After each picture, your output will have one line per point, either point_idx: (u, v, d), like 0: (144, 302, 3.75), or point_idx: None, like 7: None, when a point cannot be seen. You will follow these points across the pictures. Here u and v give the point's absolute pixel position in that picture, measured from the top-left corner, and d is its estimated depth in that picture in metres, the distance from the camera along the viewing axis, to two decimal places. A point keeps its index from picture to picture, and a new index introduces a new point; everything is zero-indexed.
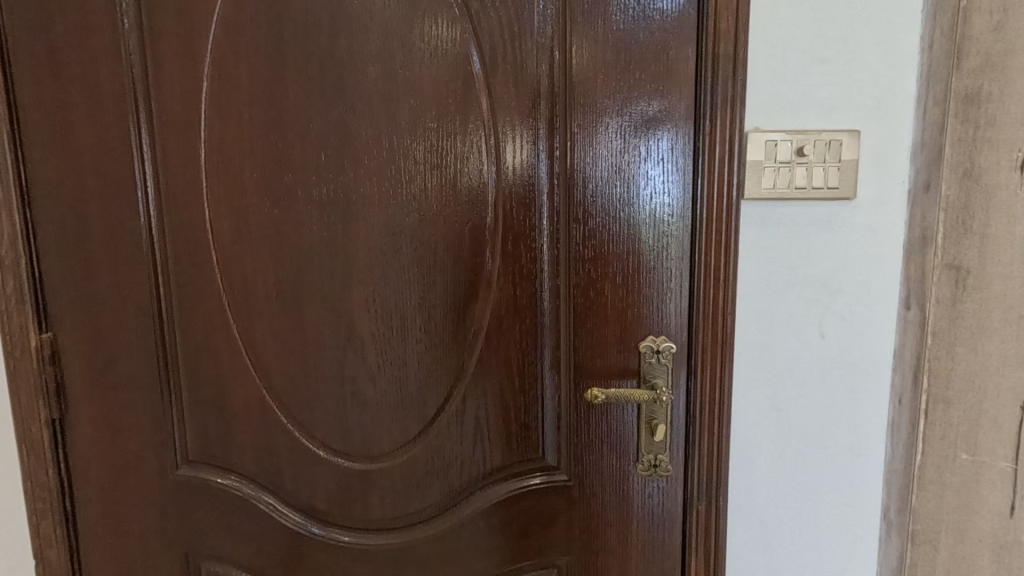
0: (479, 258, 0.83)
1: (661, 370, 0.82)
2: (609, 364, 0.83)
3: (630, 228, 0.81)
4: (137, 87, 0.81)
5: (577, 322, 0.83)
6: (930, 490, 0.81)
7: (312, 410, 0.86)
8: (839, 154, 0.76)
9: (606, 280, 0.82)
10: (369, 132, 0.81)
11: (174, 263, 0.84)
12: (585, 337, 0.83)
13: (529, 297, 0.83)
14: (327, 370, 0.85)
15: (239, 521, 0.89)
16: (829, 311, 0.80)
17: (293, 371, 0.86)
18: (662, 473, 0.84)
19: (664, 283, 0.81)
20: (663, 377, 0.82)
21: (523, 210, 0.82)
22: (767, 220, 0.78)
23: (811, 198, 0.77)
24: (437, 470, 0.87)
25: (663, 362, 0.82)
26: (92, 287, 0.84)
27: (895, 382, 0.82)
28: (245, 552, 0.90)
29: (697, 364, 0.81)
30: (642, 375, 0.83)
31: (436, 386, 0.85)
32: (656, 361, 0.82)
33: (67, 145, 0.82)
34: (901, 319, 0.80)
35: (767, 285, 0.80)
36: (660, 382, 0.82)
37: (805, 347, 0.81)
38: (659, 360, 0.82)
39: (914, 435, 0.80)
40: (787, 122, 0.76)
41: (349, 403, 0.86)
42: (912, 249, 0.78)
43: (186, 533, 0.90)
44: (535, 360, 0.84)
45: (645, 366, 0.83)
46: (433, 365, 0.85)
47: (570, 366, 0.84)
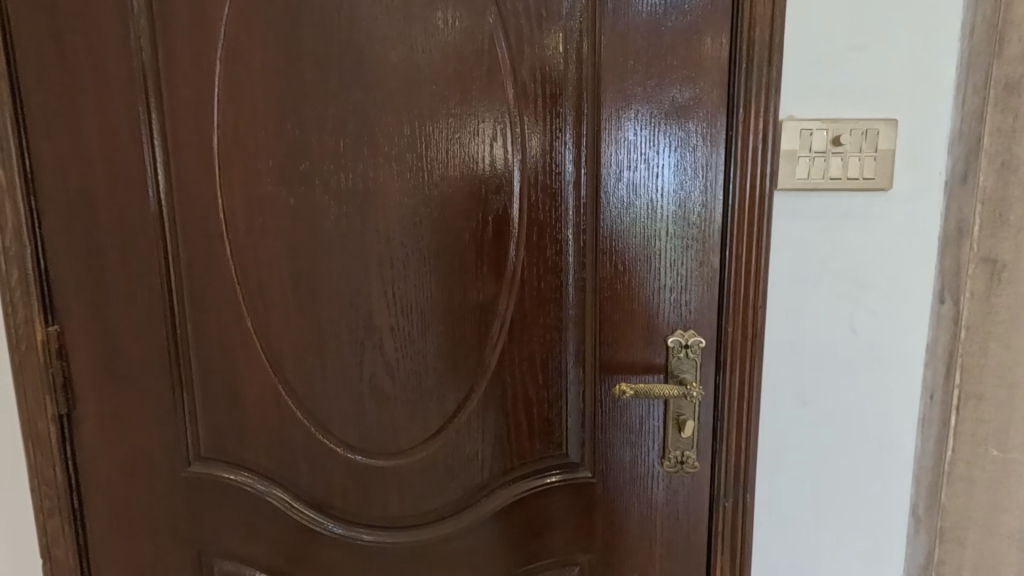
0: (503, 248, 0.81)
1: (689, 365, 0.81)
2: (635, 357, 0.82)
3: (658, 219, 0.79)
4: (147, 74, 0.79)
5: (602, 314, 0.82)
6: (959, 486, 0.79)
7: (329, 404, 0.85)
8: (875, 144, 0.74)
9: (633, 272, 0.80)
10: (389, 119, 0.79)
11: (190, 255, 0.83)
12: (610, 330, 0.82)
13: (553, 289, 0.82)
14: (347, 362, 0.84)
15: (255, 518, 0.88)
16: (860, 305, 0.79)
17: (311, 364, 0.84)
18: (688, 470, 0.83)
19: (692, 275, 0.80)
20: (691, 372, 0.81)
21: (547, 200, 0.80)
22: (799, 213, 0.77)
23: (844, 189, 0.75)
24: (458, 466, 0.86)
25: (691, 357, 0.81)
26: (105, 281, 0.83)
27: (926, 378, 0.80)
28: (262, 551, 0.89)
29: (725, 359, 0.80)
30: (670, 369, 0.82)
31: (457, 379, 0.84)
32: (684, 356, 0.81)
33: (75, 134, 0.81)
34: (935, 313, 0.79)
35: (799, 279, 0.78)
36: (688, 377, 0.81)
37: (835, 342, 0.80)
38: (688, 354, 0.81)
39: (945, 433, 0.79)
40: (822, 111, 0.75)
41: (368, 397, 0.85)
42: (947, 242, 0.76)
43: (197, 529, 0.89)
44: (559, 353, 0.83)
45: (674, 360, 0.81)
46: (454, 358, 0.83)
47: (596, 359, 0.83)
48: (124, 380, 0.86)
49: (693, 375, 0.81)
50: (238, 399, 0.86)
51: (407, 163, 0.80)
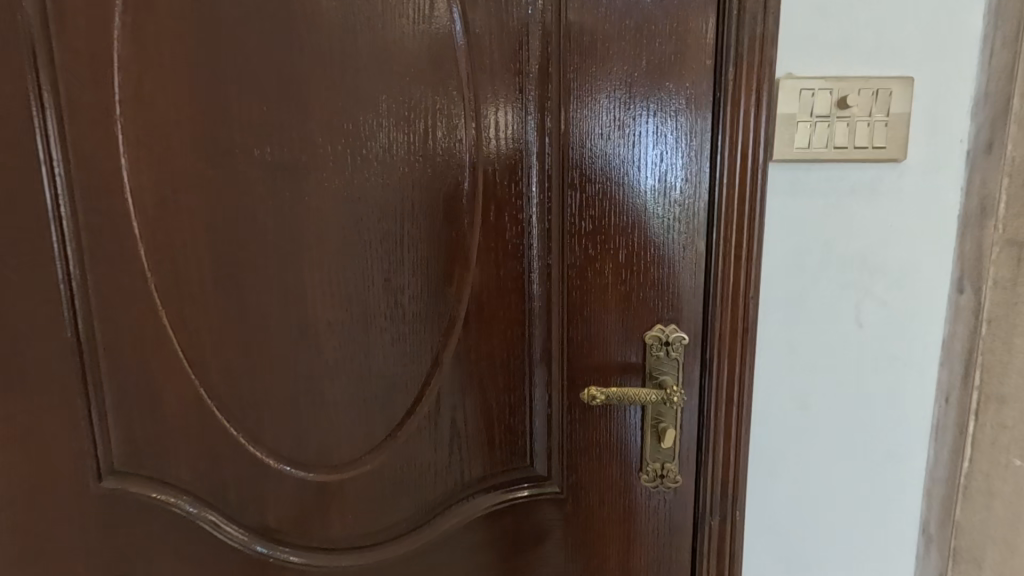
0: (456, 230, 0.70)
1: (669, 365, 0.71)
2: (609, 356, 0.72)
3: (635, 198, 0.68)
4: (32, 24, 0.67)
5: (571, 307, 0.71)
6: (977, 502, 0.69)
7: (259, 410, 0.74)
8: (887, 107, 0.63)
9: (606, 259, 0.70)
10: (322, 79, 0.68)
11: (93, 240, 0.71)
12: (581, 325, 0.71)
13: (515, 278, 0.71)
14: (278, 363, 0.73)
15: (179, 539, 0.77)
16: (867, 295, 0.68)
17: (237, 365, 0.73)
18: (669, 485, 0.73)
19: (674, 262, 0.69)
20: (671, 373, 0.71)
21: (507, 175, 0.69)
22: (798, 189, 0.67)
23: (850, 160, 0.65)
24: (409, 480, 0.76)
25: (672, 357, 0.70)
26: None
27: (942, 378, 0.71)
28: None
29: (713, 357, 0.69)
30: (648, 370, 0.71)
31: (406, 382, 0.73)
32: (664, 355, 0.70)
33: None
34: (952, 304, 0.68)
35: (798, 266, 0.68)
36: (668, 379, 0.70)
37: (838, 338, 0.69)
38: (668, 352, 0.70)
39: (962, 441, 0.70)
40: (826, 68, 0.64)
41: (304, 402, 0.74)
42: (968, 222, 0.66)
43: (114, 553, 0.78)
44: (523, 351, 0.72)
45: (652, 360, 0.71)
46: (402, 358, 0.73)
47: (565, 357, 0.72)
48: (24, 386, 0.74)
49: (673, 376, 0.71)
50: (155, 406, 0.74)
51: (344, 132, 0.69)
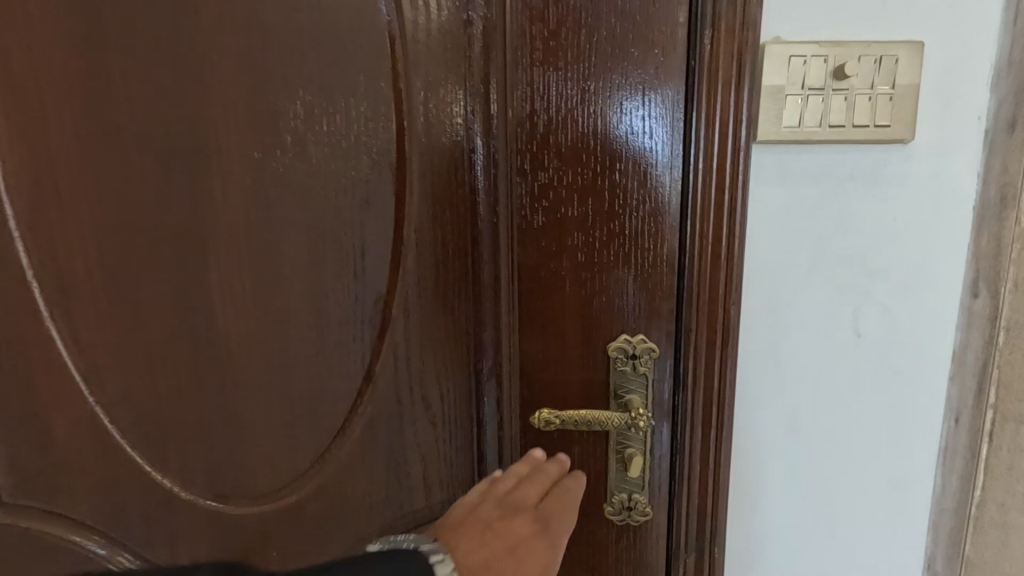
0: (389, 223, 0.60)
1: (636, 382, 0.61)
2: (568, 370, 0.62)
3: (597, 186, 0.58)
4: None
5: (526, 314, 0.61)
6: (990, 536, 0.59)
7: (162, 435, 0.64)
8: (893, 77, 0.53)
9: (563, 258, 0.60)
10: (217, 43, 0.56)
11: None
12: (537, 335, 0.62)
13: (463, 280, 0.61)
14: (184, 381, 0.63)
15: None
16: (867, 300, 0.59)
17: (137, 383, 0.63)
18: (638, 518, 0.63)
19: (642, 262, 0.59)
20: (638, 392, 0.61)
21: (450, 159, 0.59)
22: (786, 176, 0.57)
23: (847, 141, 0.55)
24: (341, 511, 0.66)
25: (639, 373, 0.60)
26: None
27: (952, 395, 0.61)
28: None
29: (687, 371, 0.60)
30: (611, 387, 0.61)
31: (335, 401, 0.63)
32: (630, 370, 0.60)
33: None
34: (965, 309, 0.59)
35: (785, 265, 0.59)
36: (635, 399, 0.61)
37: (833, 347, 0.60)
38: (635, 368, 0.60)
39: (973, 466, 0.60)
40: (820, 31, 0.54)
41: (218, 424, 0.64)
42: (984, 213, 0.56)
43: None
44: (474, 363, 0.63)
45: (617, 376, 0.61)
46: (329, 373, 0.63)
47: (521, 370, 0.63)
48: None
49: (641, 395, 0.61)
50: (29, 439, 0.62)
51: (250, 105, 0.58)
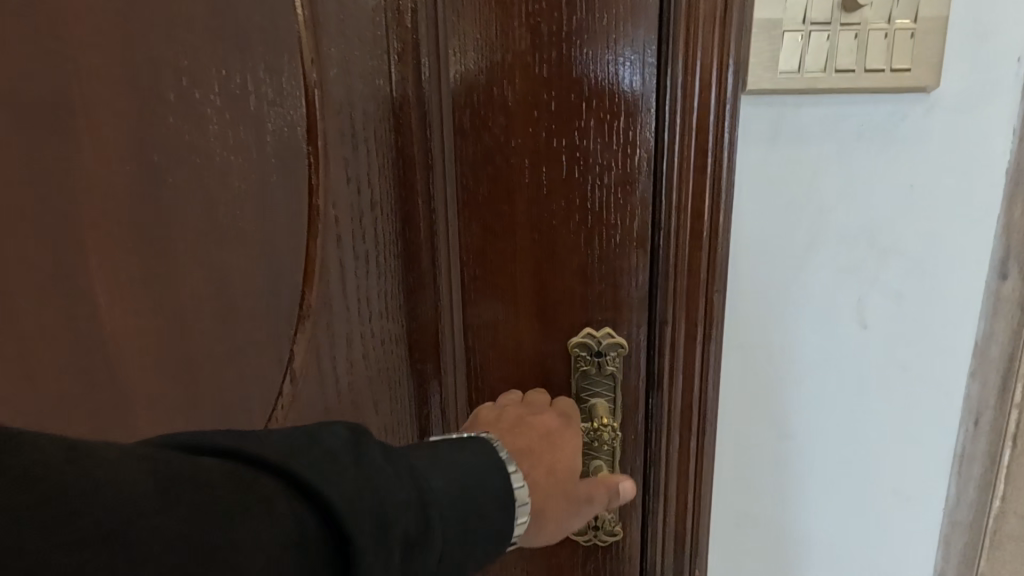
0: (296, 199, 0.48)
1: (601, 384, 0.51)
2: (524, 369, 0.53)
3: (552, 148, 0.47)
4: None
5: (475, 304, 0.52)
6: (1007, 549, 0.55)
7: None
8: (915, 7, 0.43)
9: (514, 237, 0.50)
10: None
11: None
12: (488, 328, 0.53)
13: (404, 263, 0.52)
14: None
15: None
16: (876, 284, 0.49)
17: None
18: (605, 538, 0.55)
19: (607, 241, 0.48)
20: (605, 395, 0.51)
21: (381, 121, 0.49)
22: (781, 134, 0.47)
23: (857, 91, 0.45)
24: None
25: (604, 373, 0.51)
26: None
27: (974, 395, 0.51)
28: None
29: (663, 373, 0.50)
30: (574, 389, 0.52)
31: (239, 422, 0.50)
32: (593, 370, 0.51)
33: None
34: (991, 296, 0.49)
35: (779, 243, 0.49)
36: (600, 403, 0.51)
37: (834, 341, 0.51)
38: (600, 368, 0.51)
39: (993, 475, 0.52)
40: None
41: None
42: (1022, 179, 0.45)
43: None
44: (417, 360, 0.55)
45: (579, 377, 0.51)
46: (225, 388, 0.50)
47: (469, 368, 0.54)
48: None
49: (607, 400, 0.51)
50: None
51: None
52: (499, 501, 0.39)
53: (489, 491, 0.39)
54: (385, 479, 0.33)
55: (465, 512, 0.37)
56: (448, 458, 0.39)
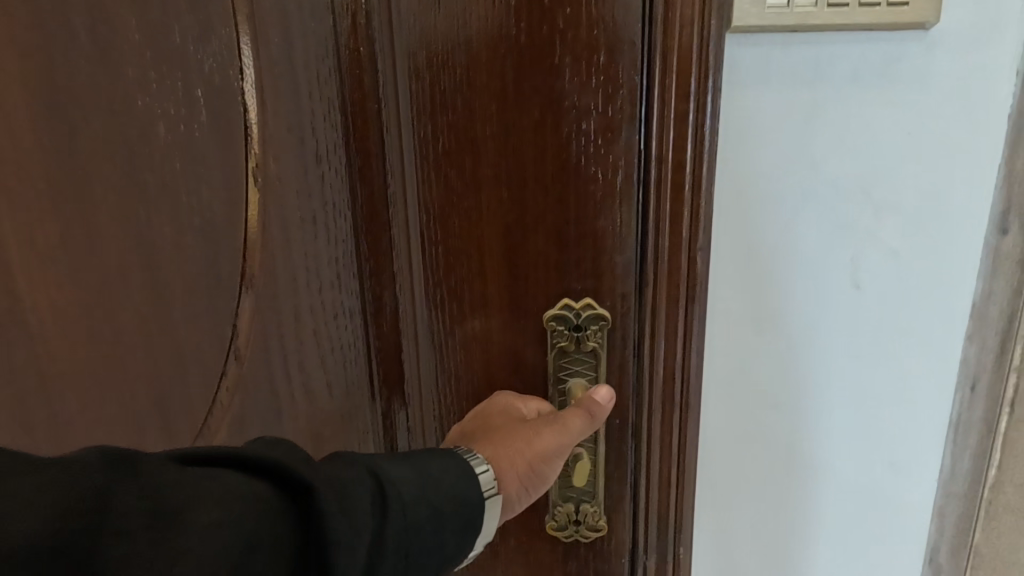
0: (239, 160, 0.44)
1: (580, 362, 0.47)
2: (494, 347, 0.48)
3: (519, 95, 0.42)
4: None
5: (436, 273, 0.47)
6: (1004, 521, 0.52)
7: None
8: None
9: (479, 196, 0.45)
10: None
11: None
12: (452, 300, 0.48)
13: (357, 227, 0.48)
14: None
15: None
16: (870, 241, 0.46)
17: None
18: (589, 533, 0.51)
19: (581, 200, 0.44)
20: (584, 374, 0.47)
21: (330, 64, 0.44)
22: (767, 74, 0.43)
23: (852, 26, 0.41)
24: None
25: (583, 350, 0.47)
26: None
27: (970, 357, 0.48)
28: None
29: (645, 348, 0.46)
30: (551, 369, 0.48)
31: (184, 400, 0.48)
32: (572, 347, 0.47)
33: None
34: (990, 254, 0.46)
35: (766, 196, 0.45)
36: (579, 382, 0.47)
37: (823, 302, 0.47)
38: (580, 343, 0.47)
39: (989, 444, 0.50)
40: None
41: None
42: None
43: None
44: (380, 337, 0.50)
45: (556, 354, 0.47)
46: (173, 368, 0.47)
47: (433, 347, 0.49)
48: None
49: (587, 378, 0.48)
50: None
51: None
52: (470, 484, 0.40)
53: (458, 496, 0.39)
54: (332, 466, 0.35)
55: (430, 493, 0.38)
56: (418, 460, 0.40)
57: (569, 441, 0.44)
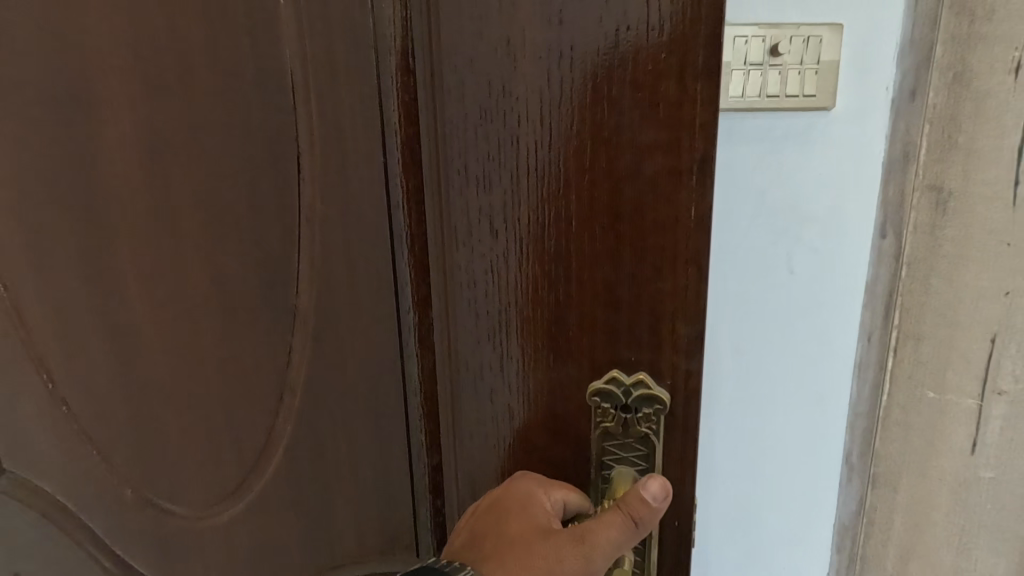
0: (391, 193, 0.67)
1: (622, 444, 0.57)
2: (547, 359, 0.57)
3: (572, 179, 0.51)
4: None
5: (500, 297, 0.56)
6: (894, 431, 0.78)
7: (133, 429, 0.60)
8: (818, 54, 0.65)
9: (542, 261, 0.54)
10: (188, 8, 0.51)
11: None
12: (518, 336, 0.57)
13: (419, 245, 0.59)
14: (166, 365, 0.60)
15: (50, 573, 0.64)
16: (800, 244, 0.71)
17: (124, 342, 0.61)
18: None
19: (631, 261, 0.52)
20: (627, 454, 0.58)
21: (397, 116, 0.56)
22: (731, 135, 0.68)
23: (783, 109, 0.66)
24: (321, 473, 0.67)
25: (626, 436, 0.57)
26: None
27: (866, 321, 0.75)
28: None
29: (680, 402, 0.56)
30: (599, 445, 0.58)
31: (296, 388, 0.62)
32: (615, 431, 0.57)
33: None
34: (875, 250, 0.72)
35: (731, 213, 0.70)
36: (622, 460, 0.58)
37: (771, 284, 0.72)
38: (624, 425, 0.57)
39: (881, 376, 0.76)
40: (760, 14, 0.64)
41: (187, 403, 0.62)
42: (891, 169, 0.69)
43: None
44: (439, 345, 0.61)
45: (603, 431, 0.58)
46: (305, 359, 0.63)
47: (495, 355, 0.58)
48: None
49: (632, 463, 0.58)
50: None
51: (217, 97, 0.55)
52: None
53: None
54: None
55: None
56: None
57: (602, 551, 0.54)
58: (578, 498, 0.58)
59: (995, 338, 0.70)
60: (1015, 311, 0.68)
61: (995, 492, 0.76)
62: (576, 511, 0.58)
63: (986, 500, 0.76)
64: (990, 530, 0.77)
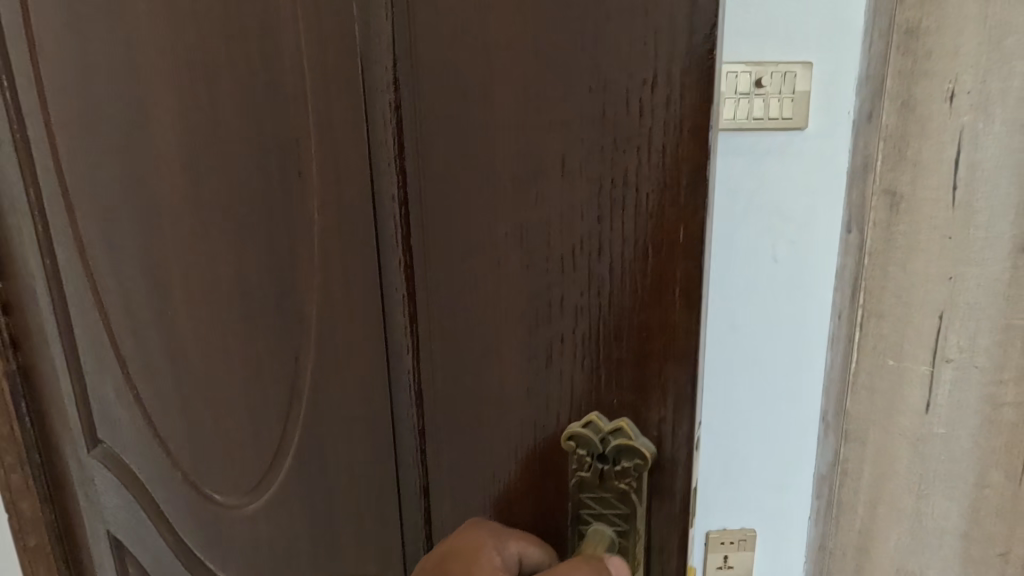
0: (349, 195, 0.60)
1: (602, 499, 0.49)
2: (518, 391, 0.50)
3: (543, 187, 0.45)
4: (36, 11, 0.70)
5: (463, 319, 0.51)
6: (861, 395, 0.93)
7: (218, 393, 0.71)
8: (793, 86, 0.86)
9: (509, 279, 0.48)
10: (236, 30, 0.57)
11: (96, 180, 0.73)
12: (483, 363, 0.51)
13: (386, 258, 0.54)
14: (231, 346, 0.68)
15: (174, 492, 0.82)
16: (782, 239, 0.93)
17: (200, 327, 0.70)
18: None
19: (610, 285, 0.45)
20: (607, 512, 0.49)
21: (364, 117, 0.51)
22: (727, 149, 0.89)
23: (766, 128, 0.88)
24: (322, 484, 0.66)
25: (604, 490, 0.49)
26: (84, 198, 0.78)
27: (837, 301, 0.95)
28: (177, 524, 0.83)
29: (666, 456, 0.47)
30: (574, 494, 0.50)
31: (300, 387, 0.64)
32: (592, 482, 0.49)
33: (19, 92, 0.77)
34: (843, 244, 0.93)
35: (728, 214, 0.91)
36: (599, 518, 0.49)
37: (760, 269, 0.94)
38: (603, 477, 0.48)
39: (850, 346, 0.93)
40: (748, 56, 0.85)
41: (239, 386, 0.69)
42: (854, 177, 0.89)
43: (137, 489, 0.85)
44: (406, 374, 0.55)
45: (578, 480, 0.50)
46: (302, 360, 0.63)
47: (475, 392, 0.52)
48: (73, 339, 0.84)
49: (610, 521, 0.49)
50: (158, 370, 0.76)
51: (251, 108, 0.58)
52: None
53: None
54: None
55: None
56: None
57: None
58: (537, 553, 0.51)
59: (942, 315, 0.83)
60: (957, 291, 0.81)
61: (947, 445, 0.87)
62: (535, 565, 0.51)
63: (942, 456, 0.88)
64: (943, 476, 0.88)
